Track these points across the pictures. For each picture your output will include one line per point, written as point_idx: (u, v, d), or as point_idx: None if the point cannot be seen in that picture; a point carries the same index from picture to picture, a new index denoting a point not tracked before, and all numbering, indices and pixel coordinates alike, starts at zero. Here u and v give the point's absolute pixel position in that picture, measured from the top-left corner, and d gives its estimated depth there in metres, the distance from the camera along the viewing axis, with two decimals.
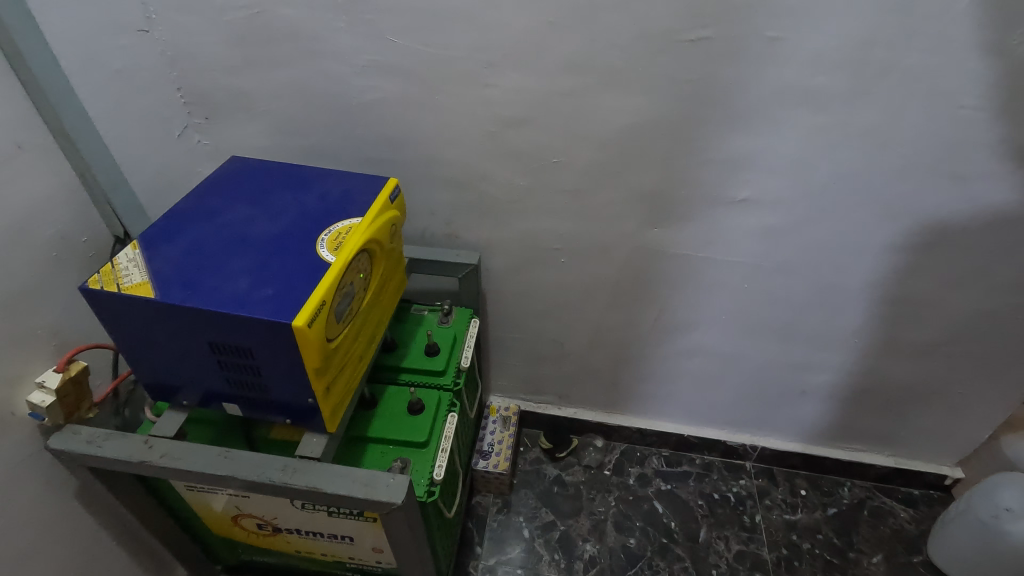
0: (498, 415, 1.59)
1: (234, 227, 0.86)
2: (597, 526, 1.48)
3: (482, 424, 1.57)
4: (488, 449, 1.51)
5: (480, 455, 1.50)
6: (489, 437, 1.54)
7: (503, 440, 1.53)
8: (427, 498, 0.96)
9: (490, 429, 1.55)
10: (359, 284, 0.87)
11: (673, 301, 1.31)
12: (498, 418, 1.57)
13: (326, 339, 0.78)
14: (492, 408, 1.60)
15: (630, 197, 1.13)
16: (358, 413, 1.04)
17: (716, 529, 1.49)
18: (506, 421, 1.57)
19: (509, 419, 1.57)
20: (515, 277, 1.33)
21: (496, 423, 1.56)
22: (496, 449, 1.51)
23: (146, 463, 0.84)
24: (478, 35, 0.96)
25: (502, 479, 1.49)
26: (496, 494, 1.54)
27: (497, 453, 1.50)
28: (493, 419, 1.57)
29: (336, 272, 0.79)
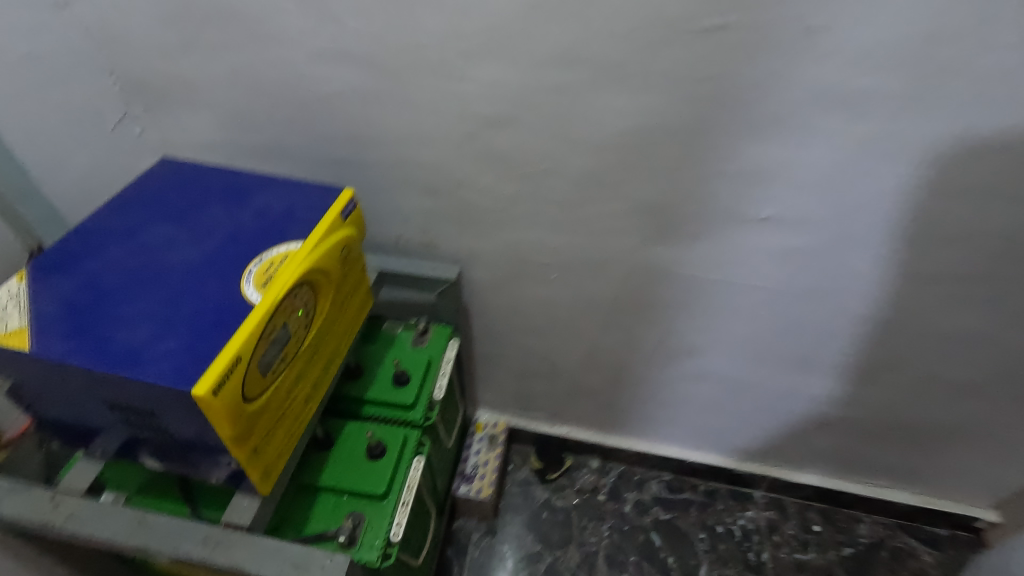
0: (484, 433, 1.46)
1: (147, 251, 0.71)
2: (587, 560, 1.37)
3: (467, 443, 1.44)
4: (472, 473, 1.38)
5: (462, 479, 1.38)
6: (474, 458, 1.41)
7: (488, 462, 1.41)
8: (381, 564, 0.83)
9: (474, 450, 1.42)
10: (296, 325, 0.73)
11: (679, 325, 1.15)
12: (484, 436, 1.44)
13: (245, 400, 0.64)
14: (478, 426, 1.47)
15: (630, 211, 0.97)
16: (311, 457, 0.92)
17: (717, 567, 1.36)
18: (493, 441, 1.44)
19: (496, 439, 1.44)
20: (500, 291, 1.18)
21: (481, 443, 1.44)
22: (481, 472, 1.39)
23: (48, 526, 0.72)
24: (447, 19, 0.79)
25: (485, 506, 1.37)
26: (479, 519, 1.42)
27: (481, 477, 1.38)
28: (478, 438, 1.45)
29: (258, 320, 0.65)
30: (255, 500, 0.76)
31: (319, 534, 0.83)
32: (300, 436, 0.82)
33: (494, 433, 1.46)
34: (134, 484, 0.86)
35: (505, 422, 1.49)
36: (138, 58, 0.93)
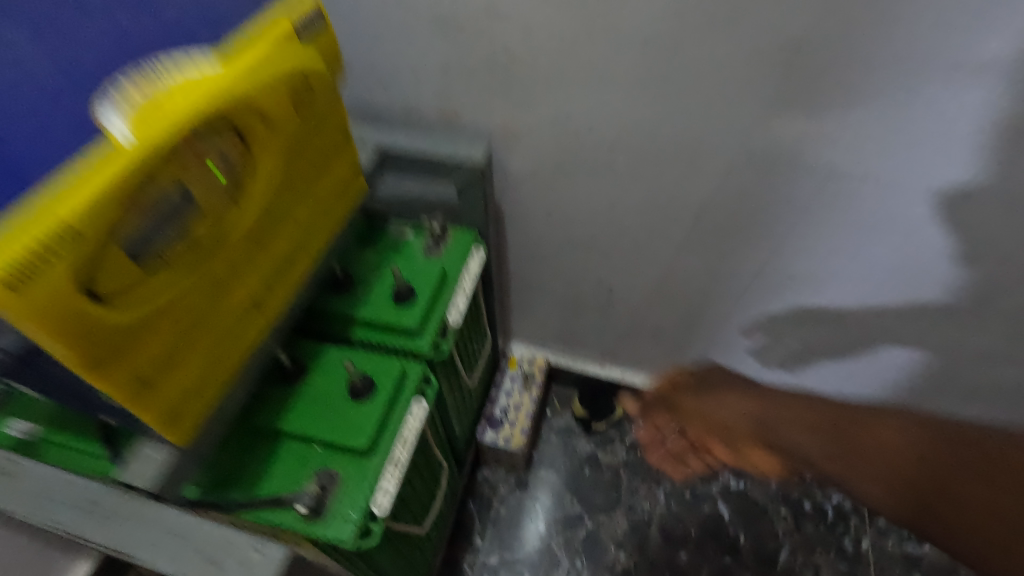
0: (517, 371, 1.20)
1: None
2: (635, 530, 1.13)
3: (496, 381, 1.19)
4: (500, 418, 1.14)
5: (488, 423, 1.14)
6: (503, 400, 1.16)
7: (521, 406, 1.15)
8: (358, 545, 0.60)
9: (504, 390, 1.17)
10: (207, 195, 0.46)
11: (793, 249, 0.80)
12: (517, 375, 1.19)
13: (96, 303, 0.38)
14: (509, 362, 1.21)
15: (744, 60, 0.63)
16: (273, 391, 0.67)
17: (801, 553, 1.09)
18: (527, 381, 1.18)
19: (531, 379, 1.19)
20: (545, 187, 0.87)
21: (513, 382, 1.18)
22: (511, 417, 1.14)
23: None
24: None
25: (515, 456, 1.14)
26: (508, 470, 1.20)
27: (512, 423, 1.14)
28: (509, 376, 1.19)
29: (117, 169, 0.38)
30: (164, 451, 0.51)
31: (275, 499, 0.60)
32: (244, 367, 0.57)
33: (528, 371, 1.20)
34: (42, 415, 0.57)
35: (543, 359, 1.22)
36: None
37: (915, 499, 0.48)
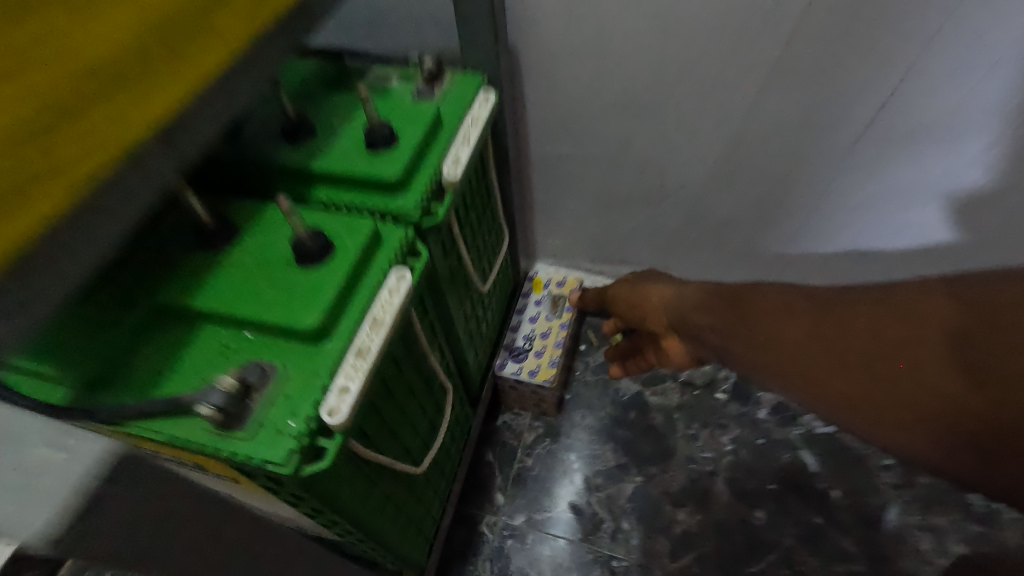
0: (543, 294, 0.98)
1: None
2: (696, 485, 0.90)
3: (518, 306, 0.97)
4: (524, 346, 0.91)
5: (508, 353, 0.91)
6: (527, 327, 0.94)
7: (549, 332, 0.93)
8: (301, 469, 0.39)
9: (528, 315, 0.95)
10: None
11: (930, 61, 0.58)
12: (545, 297, 0.97)
13: None
14: (533, 283, 0.99)
15: None
16: (186, 257, 0.46)
17: (915, 512, 0.85)
18: (555, 305, 0.96)
19: (560, 301, 0.96)
20: (577, 7, 0.63)
21: (538, 307, 0.96)
22: (537, 345, 0.92)
23: None
24: None
25: (544, 393, 0.91)
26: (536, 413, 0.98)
27: (539, 351, 0.91)
28: (533, 300, 0.97)
29: None
30: None
31: (171, 398, 0.39)
32: (109, 191, 0.27)
33: (557, 293, 0.98)
34: None
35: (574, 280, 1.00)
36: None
37: (922, 427, 0.35)
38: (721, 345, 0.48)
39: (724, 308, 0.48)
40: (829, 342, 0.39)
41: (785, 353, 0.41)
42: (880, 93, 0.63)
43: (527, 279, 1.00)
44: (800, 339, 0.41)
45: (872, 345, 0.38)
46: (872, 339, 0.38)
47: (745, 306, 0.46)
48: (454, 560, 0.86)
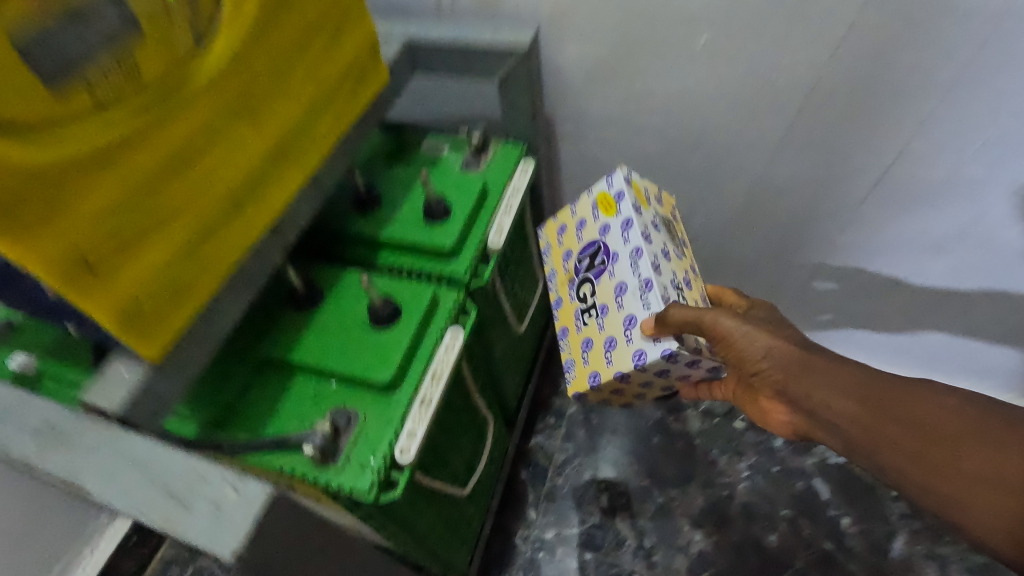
0: (655, 221, 0.61)
1: None
2: (715, 508, 0.97)
3: (620, 226, 0.59)
4: (676, 288, 0.57)
5: (637, 291, 0.56)
6: (671, 271, 0.58)
7: (690, 276, 0.62)
8: (378, 497, 0.49)
9: (659, 248, 0.59)
10: (154, 24, 0.34)
11: (952, 111, 0.60)
12: (659, 221, 0.62)
13: (36, 166, 0.30)
14: (634, 196, 0.60)
15: None
16: (282, 319, 0.57)
17: (924, 542, 0.90)
18: (681, 249, 0.65)
19: (679, 234, 0.66)
20: (604, 92, 0.72)
21: (654, 231, 0.60)
22: (692, 293, 0.60)
23: None
24: None
25: (637, 322, 0.55)
26: (579, 303, 0.64)
27: (699, 297, 0.60)
28: (651, 221, 0.60)
29: (20, 5, 0.28)
30: (140, 370, 0.41)
31: (280, 437, 0.50)
32: (211, 310, 0.45)
33: (673, 221, 0.67)
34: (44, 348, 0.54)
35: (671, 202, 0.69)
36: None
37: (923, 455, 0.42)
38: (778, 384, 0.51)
39: (789, 337, 0.53)
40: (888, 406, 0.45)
41: (823, 384, 0.49)
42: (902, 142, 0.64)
43: (613, 189, 0.61)
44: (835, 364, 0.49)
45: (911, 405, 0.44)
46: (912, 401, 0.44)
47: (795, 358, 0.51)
48: (491, 567, 0.96)
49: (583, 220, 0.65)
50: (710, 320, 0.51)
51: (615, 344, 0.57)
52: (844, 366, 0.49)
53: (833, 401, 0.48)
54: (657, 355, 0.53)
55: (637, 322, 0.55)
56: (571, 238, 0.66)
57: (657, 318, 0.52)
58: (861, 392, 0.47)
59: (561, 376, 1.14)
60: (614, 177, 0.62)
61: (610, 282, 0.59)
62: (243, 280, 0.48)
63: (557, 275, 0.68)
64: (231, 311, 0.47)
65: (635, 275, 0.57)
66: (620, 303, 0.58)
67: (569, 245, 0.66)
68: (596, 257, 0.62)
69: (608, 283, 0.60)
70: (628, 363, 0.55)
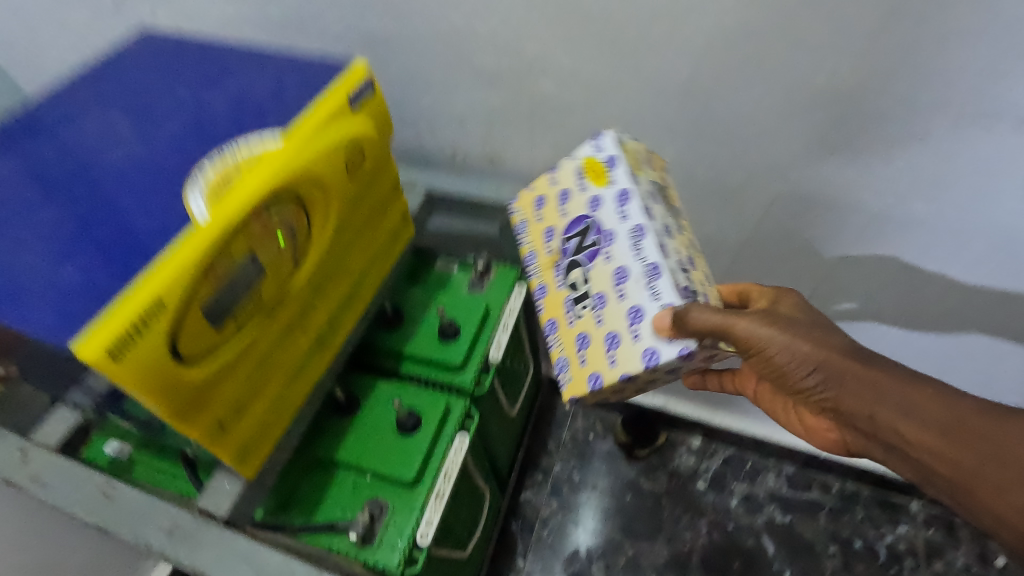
0: (653, 189, 0.59)
1: (83, 152, 0.53)
2: (678, 560, 1.13)
3: (614, 197, 0.57)
4: (685, 273, 0.54)
5: (640, 278, 0.54)
6: (678, 252, 0.56)
7: (695, 251, 0.59)
8: (404, 571, 0.64)
9: (661, 224, 0.56)
10: (273, 264, 0.51)
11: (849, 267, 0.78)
12: (647, 189, 0.58)
13: (207, 375, 0.47)
14: (626, 161, 0.58)
15: (779, 100, 0.63)
16: (329, 423, 0.73)
17: None
18: (677, 216, 0.61)
19: (675, 204, 0.62)
20: None
21: (651, 200, 0.57)
22: (698, 277, 0.56)
23: (12, 486, 0.61)
24: None
25: (642, 313, 0.53)
26: (570, 291, 0.60)
27: (709, 288, 0.56)
28: (646, 190, 0.58)
29: (206, 285, 0.45)
30: (238, 483, 0.58)
31: (330, 523, 0.66)
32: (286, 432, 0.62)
33: (664, 185, 0.62)
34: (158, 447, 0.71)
35: (660, 159, 0.64)
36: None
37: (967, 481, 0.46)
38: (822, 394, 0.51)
39: (839, 347, 0.50)
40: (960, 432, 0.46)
41: (900, 401, 0.48)
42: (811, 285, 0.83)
43: (605, 156, 0.58)
44: (915, 389, 0.48)
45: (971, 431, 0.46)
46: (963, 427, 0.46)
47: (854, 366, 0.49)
48: None
49: (566, 189, 0.60)
50: (733, 328, 0.49)
51: (618, 341, 0.54)
52: (918, 390, 0.48)
53: (903, 425, 0.48)
54: (672, 356, 0.50)
55: (643, 315, 0.53)
56: (554, 211, 0.61)
57: (675, 314, 0.50)
58: (939, 423, 0.47)
59: (548, 437, 1.30)
60: (603, 143, 0.59)
61: (607, 267, 0.56)
62: (307, 407, 0.65)
63: (536, 256, 0.63)
64: (297, 430, 0.64)
65: (637, 260, 0.54)
66: (621, 293, 0.55)
67: (552, 220, 0.61)
68: (589, 236, 0.58)
69: (603, 269, 0.57)
70: (635, 362, 0.53)
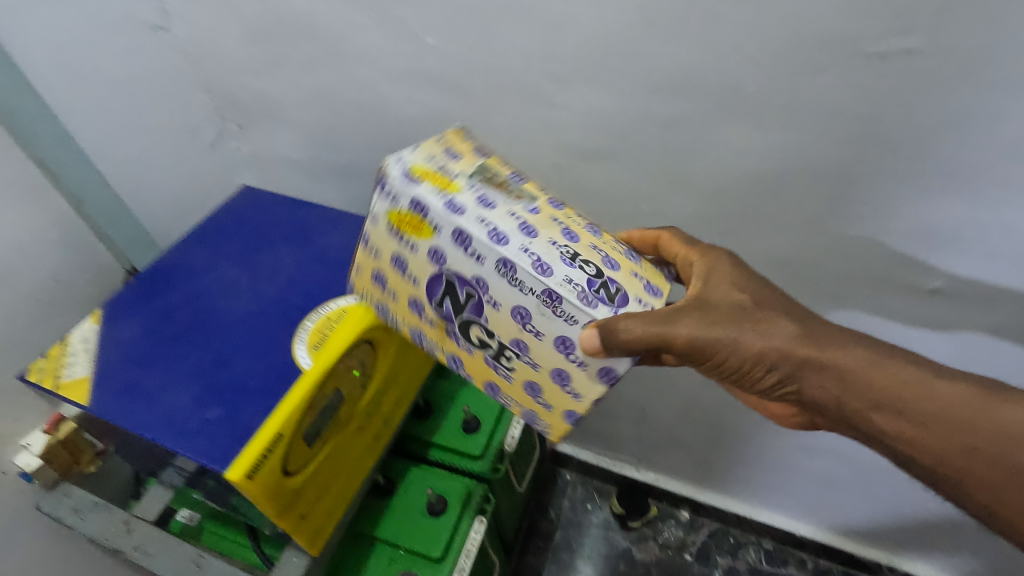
0: (478, 188, 0.51)
1: (207, 297, 0.69)
2: None
3: (451, 238, 0.49)
4: (570, 262, 0.49)
5: (540, 309, 0.48)
6: (547, 239, 0.50)
7: (561, 225, 0.52)
8: None
9: (512, 227, 0.49)
10: (349, 392, 0.67)
11: None
12: (475, 198, 0.50)
13: (298, 481, 0.62)
14: (433, 183, 0.50)
15: (752, 265, 0.79)
16: (369, 503, 0.87)
17: None
18: (521, 196, 0.53)
19: (513, 185, 0.54)
20: None
21: (487, 217, 0.49)
22: (583, 250, 0.51)
23: (120, 553, 0.75)
24: (534, 40, 0.67)
25: (574, 342, 0.49)
26: (483, 350, 0.54)
27: (603, 261, 0.51)
28: (474, 203, 0.49)
29: (308, 417, 0.61)
30: (304, 558, 0.72)
31: None
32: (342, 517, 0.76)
33: (488, 169, 0.54)
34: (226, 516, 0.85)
35: (468, 150, 0.56)
36: (226, 42, 0.83)
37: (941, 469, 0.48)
38: (786, 389, 0.51)
39: (803, 332, 0.50)
40: (933, 423, 0.47)
41: (867, 393, 0.49)
42: None
43: (408, 203, 0.49)
44: (881, 376, 0.48)
45: (951, 419, 0.47)
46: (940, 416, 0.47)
47: (817, 356, 0.49)
48: None
49: (400, 254, 0.52)
50: (673, 334, 0.48)
51: (566, 375, 0.51)
52: (886, 380, 0.48)
53: (875, 415, 0.49)
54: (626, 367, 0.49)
55: (573, 342, 0.49)
56: (407, 283, 0.54)
57: (600, 334, 0.46)
58: (914, 415, 0.48)
59: (548, 505, 1.43)
60: (407, 182, 0.49)
61: (503, 313, 0.50)
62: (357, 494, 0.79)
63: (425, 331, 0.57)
64: (348, 514, 0.78)
65: (526, 294, 0.48)
66: (536, 331, 0.50)
67: (411, 291, 0.54)
68: (458, 291, 0.51)
69: (499, 315, 0.51)
70: (595, 387, 0.51)
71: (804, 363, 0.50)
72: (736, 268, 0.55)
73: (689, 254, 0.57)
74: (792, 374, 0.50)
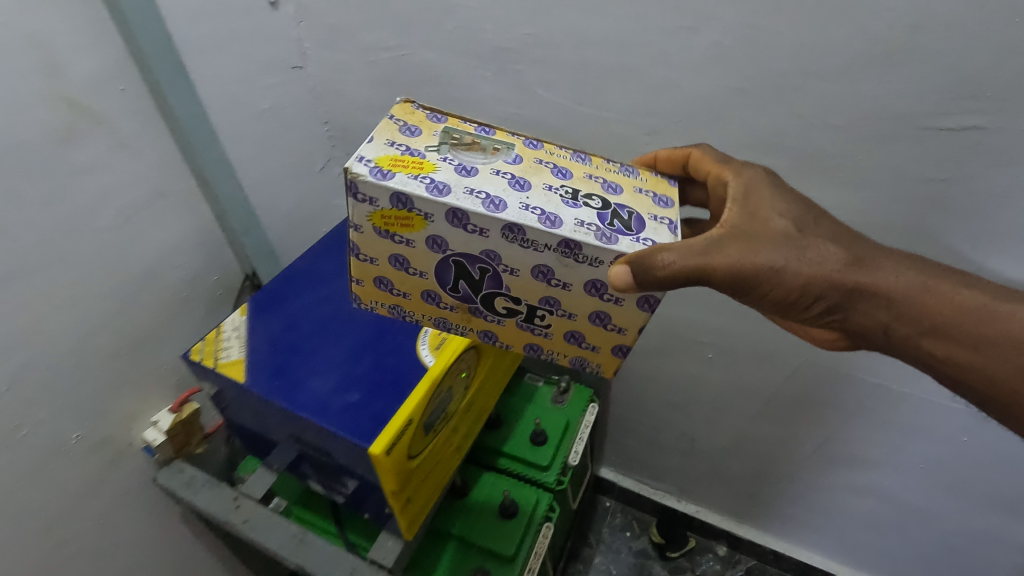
0: (451, 160, 0.53)
1: (336, 300, 0.79)
2: None
3: (448, 222, 0.51)
4: (573, 203, 0.52)
5: (562, 261, 0.51)
6: (541, 188, 0.53)
7: (545, 165, 0.56)
8: None
9: (502, 187, 0.52)
10: (457, 390, 0.77)
11: (855, 423, 0.99)
12: (453, 169, 0.52)
13: (412, 463, 0.69)
14: (406, 171, 0.51)
15: None
16: (446, 502, 0.95)
17: None
18: (495, 151, 0.56)
19: (482, 141, 0.57)
20: (646, 366, 1.11)
21: (472, 187, 0.51)
22: (578, 187, 0.54)
23: (230, 525, 0.84)
24: (639, 99, 0.77)
25: (603, 282, 0.51)
26: (513, 316, 0.58)
27: (603, 189, 0.55)
28: (455, 178, 0.52)
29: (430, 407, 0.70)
30: (397, 542, 0.80)
31: None
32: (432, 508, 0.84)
33: (451, 135, 0.57)
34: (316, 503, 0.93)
35: (422, 119, 0.58)
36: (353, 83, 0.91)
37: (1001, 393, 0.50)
38: (834, 315, 0.53)
39: (848, 256, 0.51)
40: (988, 347, 0.50)
41: (914, 317, 0.51)
42: (824, 431, 1.04)
43: (388, 203, 0.51)
44: (928, 303, 0.51)
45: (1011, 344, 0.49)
46: (998, 342, 0.49)
47: (867, 282, 0.51)
48: None
49: (397, 252, 0.55)
50: (711, 266, 0.49)
51: (604, 315, 0.55)
52: (935, 304, 0.51)
53: (927, 341, 0.51)
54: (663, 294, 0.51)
55: (605, 282, 0.52)
56: (415, 278, 0.58)
57: (634, 271, 0.47)
58: (967, 339, 0.50)
59: (588, 529, 1.48)
60: (379, 179, 0.50)
61: (524, 277, 0.53)
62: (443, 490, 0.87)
63: (448, 317, 0.61)
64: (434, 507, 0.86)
65: (544, 250, 0.50)
66: (561, 283, 0.53)
67: (423, 285, 0.58)
68: (472, 270, 0.55)
69: (521, 280, 0.54)
70: (637, 316, 0.54)
71: (852, 289, 0.51)
72: (769, 193, 0.56)
73: (723, 173, 0.60)
74: (841, 301, 0.52)
